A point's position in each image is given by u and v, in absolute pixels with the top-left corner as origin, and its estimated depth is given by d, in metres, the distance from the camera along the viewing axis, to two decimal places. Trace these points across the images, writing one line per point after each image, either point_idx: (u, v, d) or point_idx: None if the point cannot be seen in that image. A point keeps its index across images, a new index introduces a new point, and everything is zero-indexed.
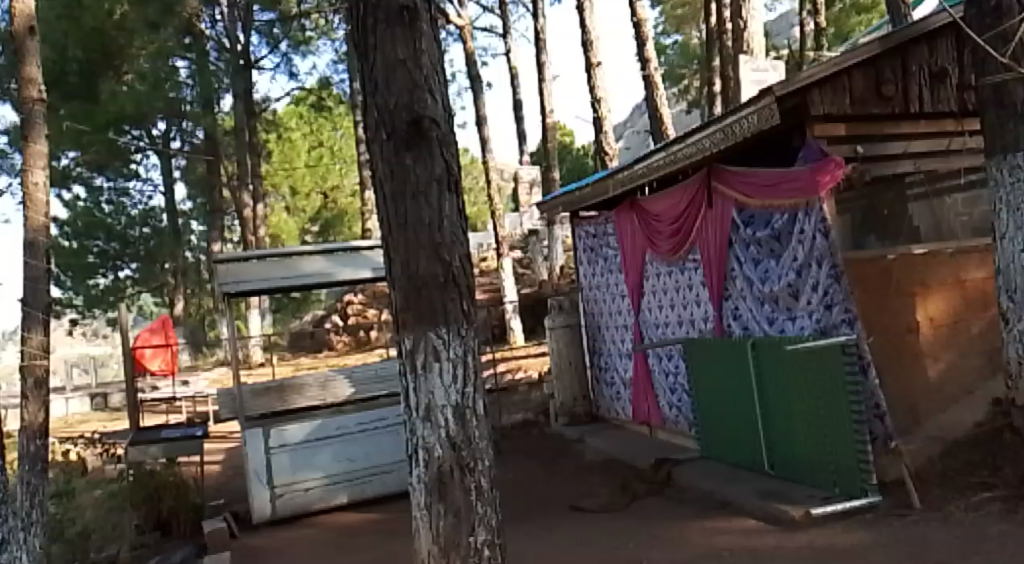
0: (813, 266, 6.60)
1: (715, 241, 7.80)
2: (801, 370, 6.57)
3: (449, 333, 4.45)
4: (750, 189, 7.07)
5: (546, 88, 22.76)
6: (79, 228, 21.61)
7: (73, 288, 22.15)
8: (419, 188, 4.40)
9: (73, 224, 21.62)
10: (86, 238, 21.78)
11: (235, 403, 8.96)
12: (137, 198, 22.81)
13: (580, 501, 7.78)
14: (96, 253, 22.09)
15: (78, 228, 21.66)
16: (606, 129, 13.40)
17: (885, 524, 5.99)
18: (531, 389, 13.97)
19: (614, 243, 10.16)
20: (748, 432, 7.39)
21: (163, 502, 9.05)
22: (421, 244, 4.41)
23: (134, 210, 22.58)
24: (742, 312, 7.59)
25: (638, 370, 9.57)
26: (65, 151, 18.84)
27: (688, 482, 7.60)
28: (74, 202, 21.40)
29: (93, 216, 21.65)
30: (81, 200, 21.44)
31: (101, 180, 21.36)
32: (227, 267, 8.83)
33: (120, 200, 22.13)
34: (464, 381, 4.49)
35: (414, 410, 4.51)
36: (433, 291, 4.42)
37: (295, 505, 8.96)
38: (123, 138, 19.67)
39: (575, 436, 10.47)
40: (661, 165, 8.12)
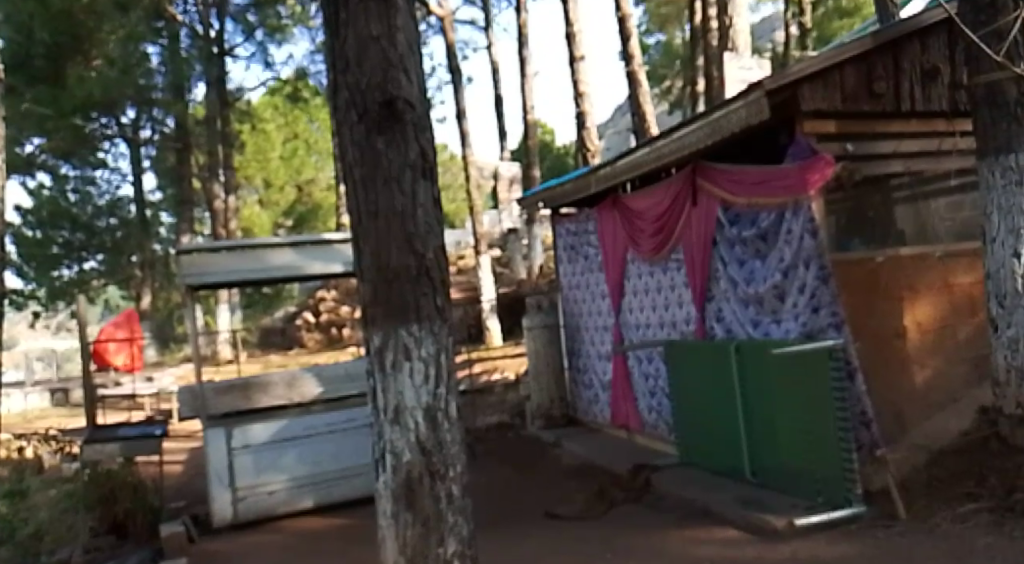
0: (800, 267, 6.35)
1: (699, 240, 7.56)
2: (785, 375, 6.33)
3: (420, 330, 4.15)
4: (738, 187, 6.83)
5: (527, 85, 22.54)
6: (43, 218, 21.44)
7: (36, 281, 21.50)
8: (391, 174, 4.10)
9: (37, 213, 21.47)
10: (49, 229, 21.62)
11: (194, 403, 8.58)
12: (105, 187, 22.26)
13: (554, 507, 7.52)
14: (61, 244, 21.73)
15: (43, 217, 21.50)
16: (588, 125, 13.19)
17: (870, 536, 5.74)
18: (507, 389, 13.70)
19: (595, 241, 9.91)
20: (730, 438, 7.16)
21: (118, 504, 8.85)
22: (392, 234, 4.11)
23: (102, 199, 22.13)
24: (726, 314, 7.35)
25: (617, 373, 9.32)
26: (28, 137, 18.35)
27: (667, 489, 7.33)
28: (40, 191, 21.19)
29: (58, 205, 21.41)
30: (46, 189, 21.20)
31: (65, 167, 20.83)
32: (191, 258, 8.48)
33: (86, 189, 21.75)
34: (436, 381, 4.19)
35: (381, 412, 4.21)
36: (404, 285, 4.12)
37: (258, 509, 8.63)
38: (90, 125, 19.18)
39: (552, 438, 10.21)
40: (645, 161, 7.87)
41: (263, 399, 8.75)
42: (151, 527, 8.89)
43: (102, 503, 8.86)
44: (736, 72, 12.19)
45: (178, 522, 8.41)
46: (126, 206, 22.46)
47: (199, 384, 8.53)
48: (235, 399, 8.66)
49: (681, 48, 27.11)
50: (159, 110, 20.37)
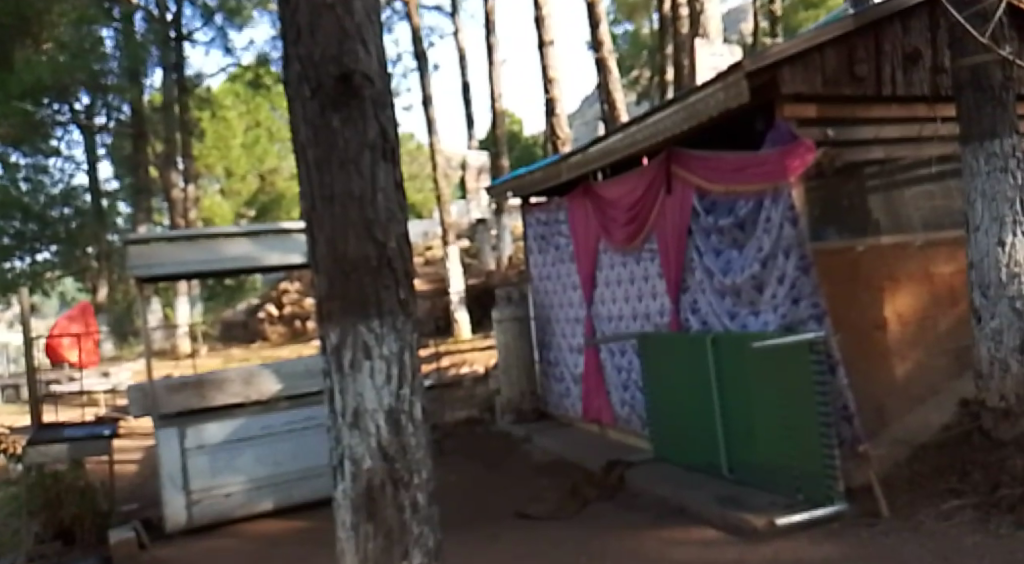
0: (779, 257, 6.05)
1: (673, 229, 7.30)
2: (763, 369, 6.07)
3: (379, 325, 3.82)
4: (714, 174, 6.56)
5: (494, 72, 22.19)
6: None
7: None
8: (348, 156, 3.76)
9: None
10: (2, 220, 19.76)
11: (146, 402, 8.10)
12: (59, 175, 20.99)
13: (524, 507, 7.20)
14: (13, 235, 20.19)
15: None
16: (558, 112, 12.89)
17: (853, 534, 5.44)
18: (476, 382, 13.38)
19: (565, 231, 9.62)
20: (706, 434, 6.90)
21: (65, 509, 8.58)
22: (350, 221, 3.77)
23: (55, 188, 20.76)
24: (701, 305, 7.09)
25: (589, 366, 9.05)
26: None
27: (642, 488, 7.05)
28: None
29: (9, 194, 19.50)
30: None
31: (16, 155, 19.68)
32: (140, 248, 8.11)
33: (39, 177, 20.26)
34: (399, 382, 3.86)
35: (339, 416, 3.87)
36: (363, 276, 3.78)
37: (213, 512, 8.26)
38: (43, 111, 18.42)
39: (522, 433, 9.92)
40: (617, 147, 7.58)
41: (218, 398, 8.29)
42: (98, 535, 8.59)
43: (46, 507, 8.57)
44: (707, 59, 11.98)
45: (128, 527, 8.02)
46: (81, 195, 21.41)
47: (150, 380, 8.05)
48: (188, 397, 8.17)
49: (648, 38, 26.91)
50: (116, 98, 19.68)
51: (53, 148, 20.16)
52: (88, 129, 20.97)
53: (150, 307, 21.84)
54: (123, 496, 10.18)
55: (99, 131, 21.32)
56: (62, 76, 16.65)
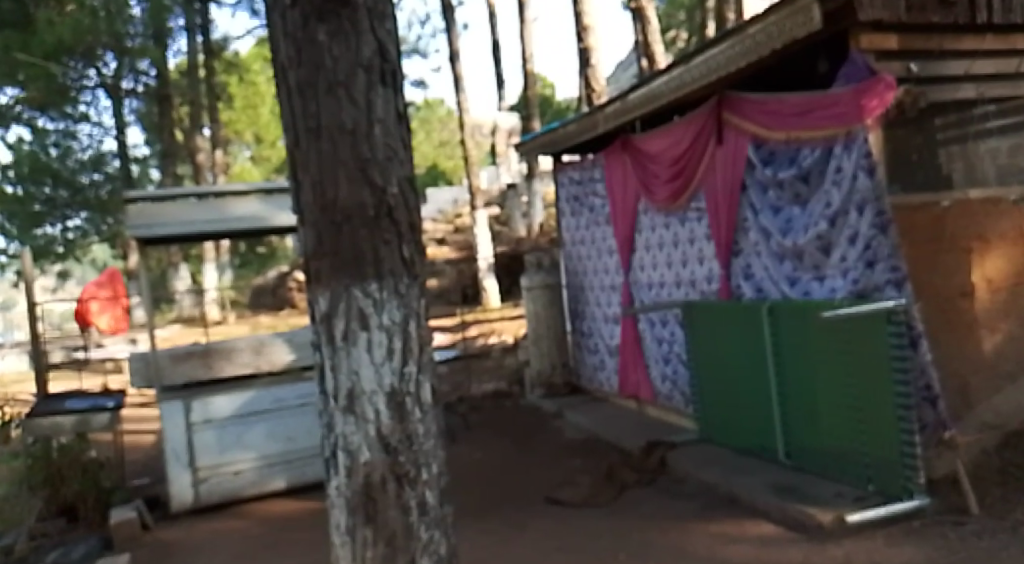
0: (851, 214, 5.24)
1: (725, 185, 6.53)
2: (832, 342, 5.31)
3: (378, 287, 3.12)
4: (776, 120, 5.80)
5: (527, 31, 21.33)
6: (25, 174, 19.69)
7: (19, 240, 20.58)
8: (336, 79, 3.09)
9: (18, 168, 19.64)
10: (32, 185, 19.94)
11: (149, 370, 7.63)
12: (89, 140, 20.62)
13: (555, 491, 6.53)
14: (43, 201, 20.22)
15: (23, 173, 19.75)
16: (595, 65, 12.05)
17: (939, 536, 4.70)
18: (506, 352, 12.76)
19: (601, 191, 8.85)
20: (763, 413, 6.16)
21: (67, 486, 8.05)
22: (340, 159, 3.09)
23: (85, 153, 20.37)
24: (756, 270, 6.33)
25: (626, 337, 8.34)
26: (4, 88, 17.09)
27: (687, 472, 6.36)
28: (18, 144, 19.38)
29: (39, 161, 19.43)
30: (26, 142, 19.38)
31: (43, 120, 19.30)
32: (142, 207, 7.55)
33: (68, 143, 19.92)
34: (402, 357, 3.17)
35: (330, 399, 3.19)
36: (357, 229, 3.09)
37: (222, 491, 7.68)
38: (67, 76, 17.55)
39: (553, 409, 9.25)
40: (661, 92, 6.83)
41: (227, 369, 7.78)
42: (103, 513, 8.07)
43: (48, 482, 8.05)
44: None
45: (129, 506, 7.46)
46: (111, 161, 20.92)
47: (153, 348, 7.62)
48: (193, 367, 7.67)
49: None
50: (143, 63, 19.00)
51: (80, 113, 19.55)
52: (116, 96, 20.41)
53: (177, 275, 21.41)
54: (133, 470, 9.70)
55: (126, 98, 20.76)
56: (83, 36, 15.85)
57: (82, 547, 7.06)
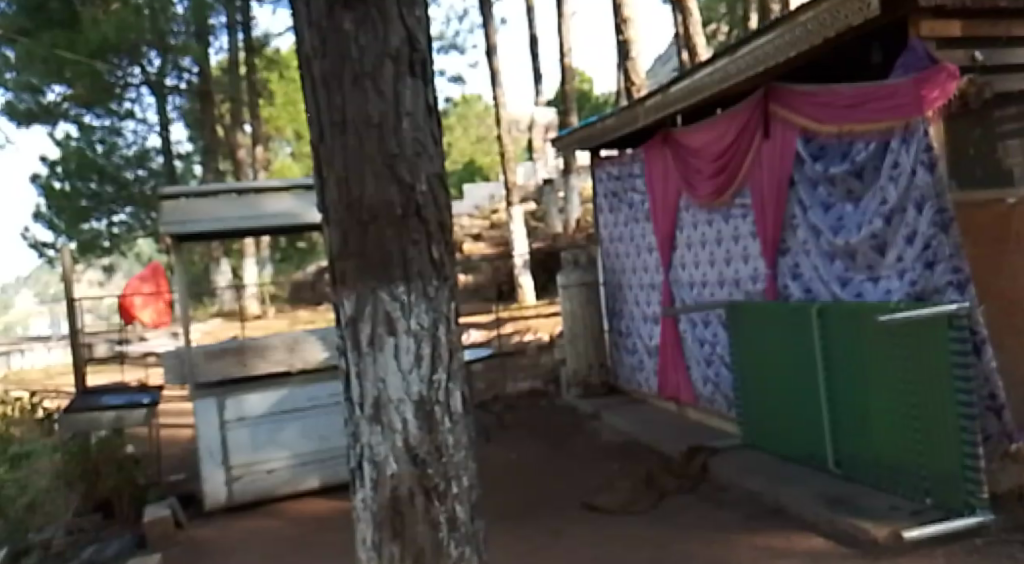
0: (909, 211, 4.97)
1: (772, 180, 6.27)
2: (888, 346, 5.05)
3: (406, 290, 2.95)
4: (829, 113, 5.54)
5: (565, 25, 21.10)
6: (72, 169, 20.56)
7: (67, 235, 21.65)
8: (363, 69, 2.91)
9: (67, 165, 20.54)
10: (79, 181, 20.75)
11: (184, 367, 7.55)
12: (133, 137, 20.83)
13: (593, 497, 6.34)
14: (90, 196, 21.00)
15: (71, 169, 20.63)
16: (634, 57, 11.78)
17: (1005, 556, 4.42)
18: (542, 350, 12.59)
19: (641, 186, 8.62)
20: (811, 419, 5.91)
21: (102, 484, 7.95)
22: (366, 154, 2.92)
23: (129, 149, 20.69)
24: (805, 270, 6.07)
25: (666, 338, 8.10)
26: (51, 85, 17.26)
27: (730, 479, 6.14)
28: (66, 141, 19.93)
29: (85, 156, 20.17)
30: (73, 139, 19.95)
31: (89, 116, 19.55)
32: (176, 203, 7.44)
33: (113, 139, 20.44)
34: (431, 364, 3.00)
35: (356, 407, 3.03)
36: (383, 229, 2.92)
37: (256, 490, 7.57)
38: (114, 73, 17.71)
39: (590, 410, 9.05)
40: (706, 84, 6.58)
41: (260, 365, 7.61)
42: (137, 510, 7.93)
43: (84, 478, 7.98)
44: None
45: (164, 503, 7.35)
46: (154, 157, 20.89)
47: (187, 345, 7.49)
48: (227, 364, 7.53)
49: None
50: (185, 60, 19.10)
51: (125, 110, 19.72)
52: (159, 92, 20.57)
53: (217, 270, 21.56)
54: (170, 465, 9.69)
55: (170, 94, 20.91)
56: (127, 35, 15.92)
57: (116, 544, 7.01)
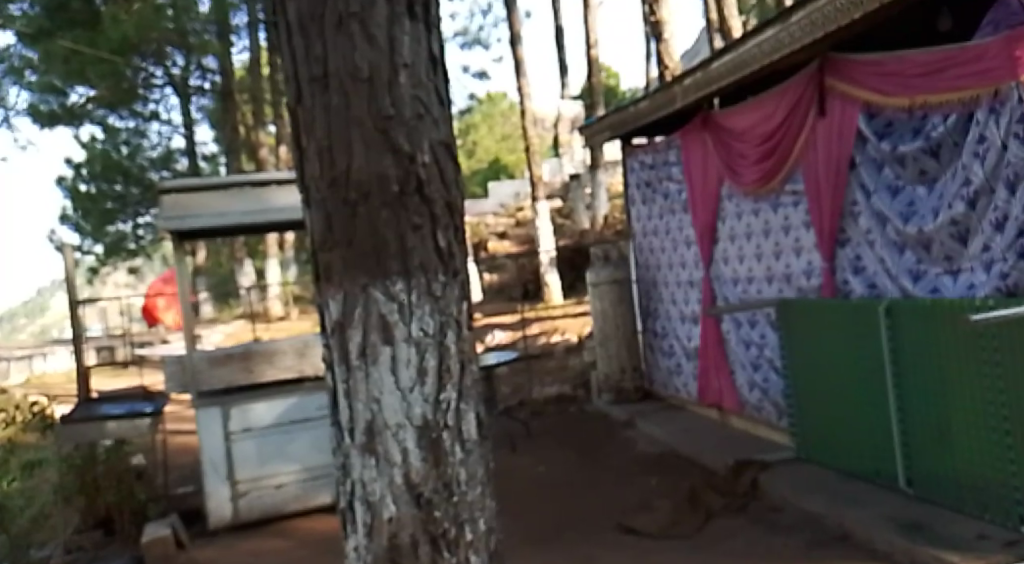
0: (999, 192, 4.30)
1: (833, 162, 5.62)
2: (974, 350, 4.39)
3: (407, 288, 2.34)
4: (899, 85, 4.90)
5: (592, 16, 20.44)
6: (97, 171, 20.20)
7: (93, 237, 21.70)
8: (351, 10, 2.32)
9: (92, 167, 20.16)
10: (104, 182, 20.43)
11: (184, 376, 6.97)
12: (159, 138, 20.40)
13: (631, 517, 5.74)
14: (116, 198, 20.71)
15: (96, 171, 20.23)
16: (667, 39, 11.13)
17: None
18: (570, 351, 11.99)
19: (678, 175, 7.98)
20: (877, 429, 5.26)
21: (102, 497, 7.35)
22: (354, 116, 2.32)
23: (154, 151, 19.84)
24: (871, 264, 5.41)
25: (708, 339, 7.46)
26: (76, 89, 16.76)
27: (785, 498, 5.50)
28: (91, 143, 19.56)
29: (111, 159, 19.79)
30: (99, 142, 19.43)
31: (114, 118, 19.23)
32: (176, 198, 6.89)
33: (139, 141, 19.85)
34: (437, 381, 2.37)
35: (346, 434, 2.41)
36: (376, 210, 2.31)
37: (263, 506, 7.02)
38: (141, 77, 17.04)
39: (624, 417, 8.43)
40: (753, 58, 5.94)
41: (268, 372, 7.05)
42: (139, 528, 7.33)
43: (83, 492, 7.38)
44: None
45: (165, 522, 6.80)
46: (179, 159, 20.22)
47: (188, 350, 6.94)
48: (233, 372, 6.98)
49: None
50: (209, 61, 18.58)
51: (150, 112, 19.17)
52: (184, 94, 20.14)
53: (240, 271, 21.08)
54: (180, 476, 9.18)
55: (195, 95, 20.47)
56: (149, 32, 14.69)
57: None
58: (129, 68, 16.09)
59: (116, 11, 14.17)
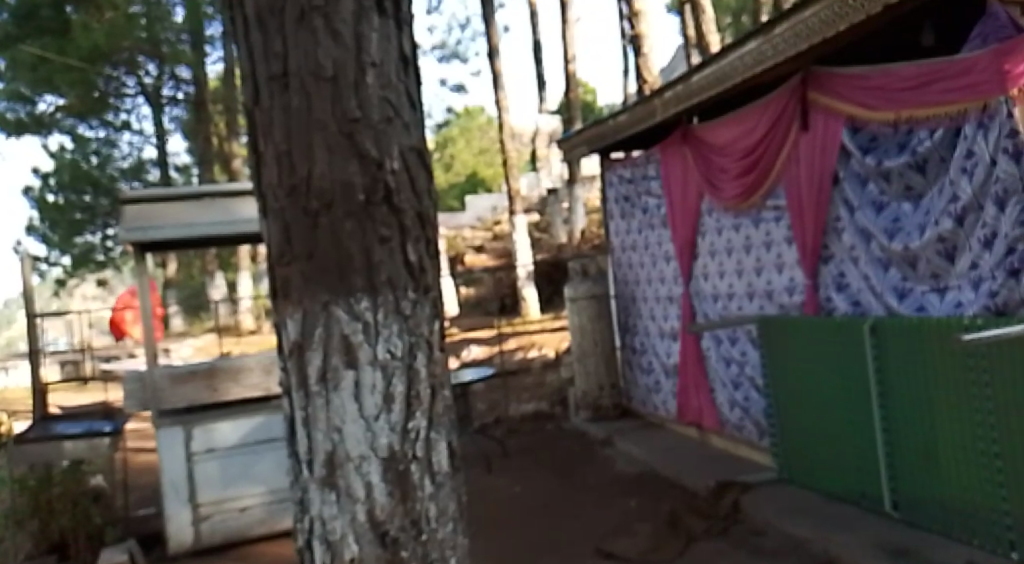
0: (987, 208, 4.17)
1: (816, 176, 5.49)
2: (963, 372, 4.24)
3: (373, 307, 2.14)
4: (885, 98, 4.78)
5: (569, 30, 20.37)
6: (66, 182, 19.74)
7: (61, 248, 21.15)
8: (314, 3, 2.13)
9: (60, 177, 19.70)
10: (73, 193, 19.96)
11: (145, 393, 6.72)
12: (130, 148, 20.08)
13: (608, 541, 5.55)
14: (85, 209, 20.23)
15: (65, 181, 19.73)
16: (647, 52, 11.03)
17: None
18: (547, 367, 11.80)
19: (656, 189, 7.83)
20: (862, 452, 5.10)
21: (55, 522, 7.08)
22: (316, 118, 2.12)
23: (126, 161, 19.85)
24: (854, 281, 5.27)
25: (687, 357, 7.31)
26: (45, 97, 16.42)
27: (768, 522, 5.33)
28: (61, 152, 19.20)
29: (80, 169, 19.38)
30: (68, 151, 19.22)
31: (85, 129, 18.92)
32: (137, 209, 6.66)
33: (109, 150, 19.65)
34: (405, 408, 2.17)
35: (304, 465, 2.20)
36: (340, 222, 2.12)
37: (226, 530, 6.76)
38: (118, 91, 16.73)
39: (602, 435, 8.25)
40: (735, 70, 5.81)
41: (233, 391, 6.81)
42: (94, 552, 7.11)
43: (37, 514, 7.10)
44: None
45: (123, 546, 6.51)
46: (150, 169, 20.23)
47: (149, 367, 6.71)
48: (196, 390, 6.74)
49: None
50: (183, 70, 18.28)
51: (121, 122, 18.79)
52: (156, 104, 19.81)
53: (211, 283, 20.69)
54: (143, 496, 8.86)
55: (168, 105, 20.14)
56: (121, 42, 14.34)
57: None
58: (100, 77, 15.71)
59: (87, 19, 14.04)
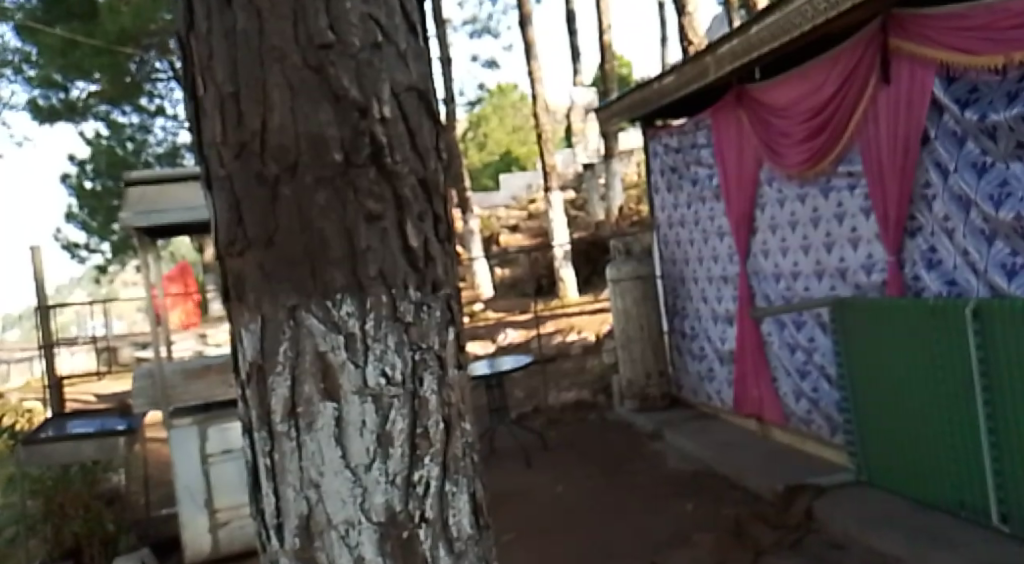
0: None
1: (901, 138, 4.78)
2: None
3: (360, 313, 1.53)
4: (989, 39, 4.05)
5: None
6: (103, 168, 19.42)
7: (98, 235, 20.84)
8: None
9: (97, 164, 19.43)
10: (109, 180, 19.60)
11: (155, 391, 6.19)
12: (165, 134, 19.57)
13: (666, 553, 4.93)
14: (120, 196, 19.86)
15: (102, 167, 19.41)
16: (691, 12, 10.29)
17: None
18: (588, 353, 11.17)
19: (707, 158, 7.14)
20: (961, 453, 4.41)
21: (65, 527, 6.61)
22: (272, 47, 1.51)
23: (160, 148, 18.89)
24: (949, 257, 4.57)
25: (746, 341, 6.63)
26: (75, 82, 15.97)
27: (848, 534, 4.68)
28: (96, 139, 18.93)
29: (115, 154, 19.02)
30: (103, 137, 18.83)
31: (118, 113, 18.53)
32: (143, 191, 6.19)
33: (143, 137, 18.87)
34: (410, 453, 1.55)
35: (272, 533, 1.59)
36: (313, 193, 1.50)
37: (247, 537, 6.23)
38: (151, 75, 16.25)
39: (650, 428, 7.62)
40: (800, 18, 5.10)
41: None
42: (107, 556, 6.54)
43: (48, 520, 6.65)
44: None
45: (134, 556, 5.98)
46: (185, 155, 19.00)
47: (158, 364, 6.15)
48: (209, 386, 6.18)
49: None
50: None
51: (155, 106, 18.34)
52: None
53: None
54: (166, 496, 8.37)
55: None
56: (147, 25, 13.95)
57: None
58: (131, 61, 15.22)
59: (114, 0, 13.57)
